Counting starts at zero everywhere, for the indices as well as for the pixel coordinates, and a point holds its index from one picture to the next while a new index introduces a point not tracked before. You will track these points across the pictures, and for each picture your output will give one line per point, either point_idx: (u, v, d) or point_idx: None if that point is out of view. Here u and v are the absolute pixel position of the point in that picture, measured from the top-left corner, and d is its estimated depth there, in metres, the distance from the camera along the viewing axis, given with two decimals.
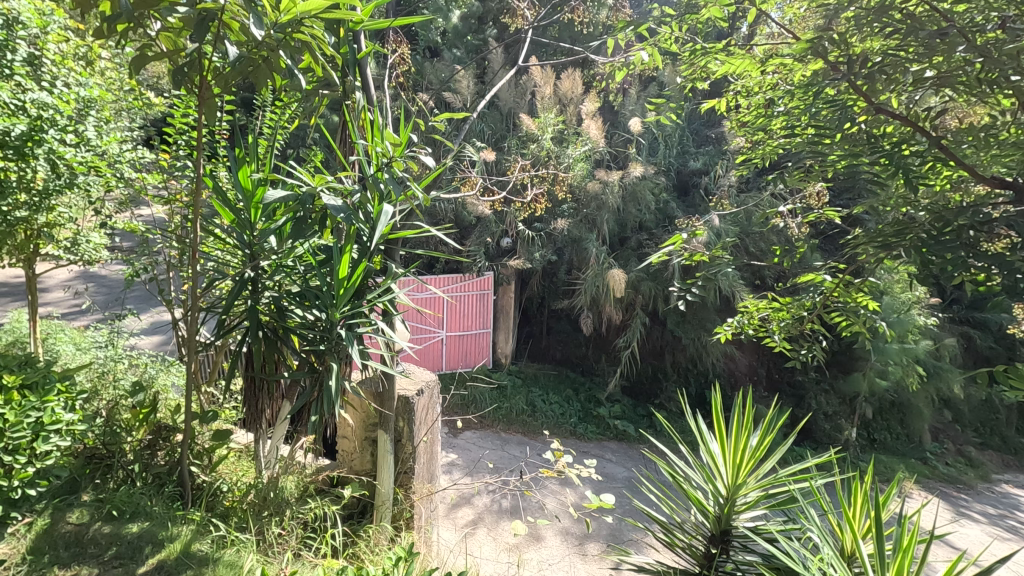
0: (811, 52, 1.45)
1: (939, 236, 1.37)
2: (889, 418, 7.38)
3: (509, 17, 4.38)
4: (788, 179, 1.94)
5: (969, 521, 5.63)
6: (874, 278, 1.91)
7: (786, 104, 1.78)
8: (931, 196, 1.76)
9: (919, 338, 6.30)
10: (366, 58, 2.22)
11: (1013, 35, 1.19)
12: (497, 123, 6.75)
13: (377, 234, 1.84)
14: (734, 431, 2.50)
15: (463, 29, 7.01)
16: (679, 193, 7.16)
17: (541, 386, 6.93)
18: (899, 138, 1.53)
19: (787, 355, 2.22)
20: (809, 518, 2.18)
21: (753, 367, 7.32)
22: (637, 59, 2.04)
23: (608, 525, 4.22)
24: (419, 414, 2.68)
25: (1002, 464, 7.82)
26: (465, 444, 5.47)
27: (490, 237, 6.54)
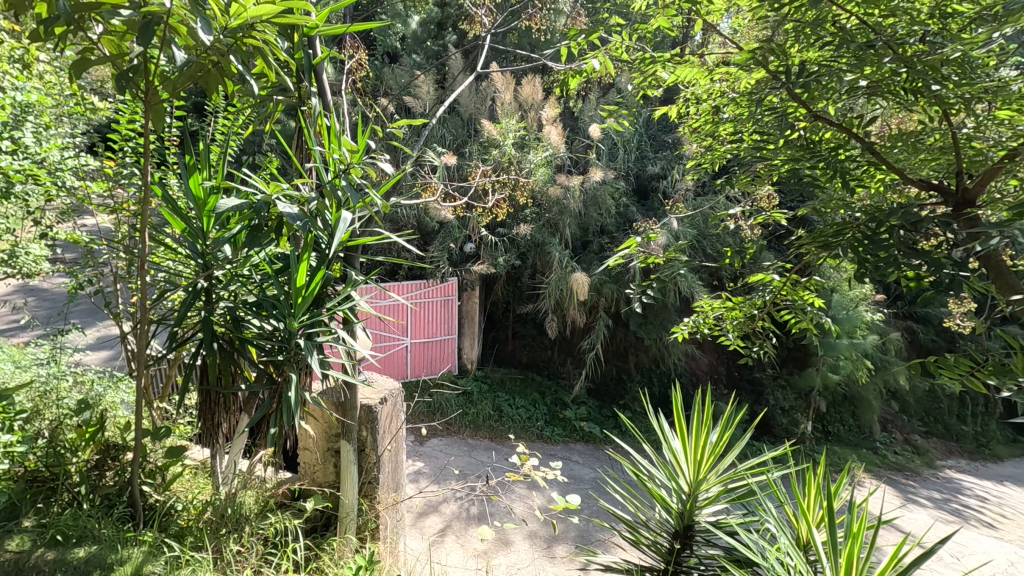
0: (754, 61, 1.51)
1: (875, 235, 1.45)
2: (842, 411, 7.74)
3: (467, 23, 4.40)
4: (738, 183, 2.02)
5: (916, 507, 5.92)
6: (820, 276, 1.99)
7: (732, 111, 1.84)
8: (868, 198, 1.85)
9: (866, 333, 6.60)
10: (322, 63, 2.18)
11: (932, 48, 1.28)
12: (458, 128, 6.77)
13: (336, 242, 1.81)
14: (694, 429, 2.57)
15: (423, 35, 7.02)
16: (639, 197, 7.31)
17: (507, 391, 6.94)
18: (839, 143, 1.61)
19: (741, 353, 2.30)
20: (766, 510, 2.26)
21: (713, 366, 7.66)
22: (590, 68, 2.08)
23: (576, 526, 4.25)
24: (383, 423, 2.65)
25: (946, 451, 8.24)
26: (432, 452, 5.43)
27: (453, 243, 6.55)
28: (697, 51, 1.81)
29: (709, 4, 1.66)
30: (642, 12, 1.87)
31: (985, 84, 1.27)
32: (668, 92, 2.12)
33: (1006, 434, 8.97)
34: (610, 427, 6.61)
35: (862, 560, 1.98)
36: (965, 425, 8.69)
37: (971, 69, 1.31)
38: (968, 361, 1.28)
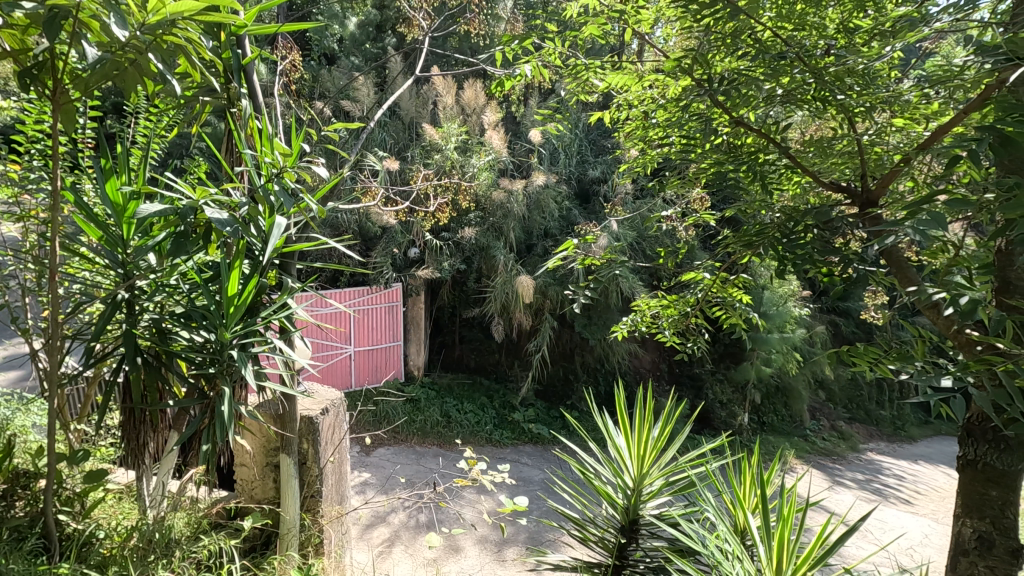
0: (679, 69, 1.58)
1: (793, 234, 1.55)
2: (775, 402, 8.16)
3: (405, 26, 4.37)
4: (669, 186, 2.10)
5: (843, 488, 6.32)
6: (748, 273, 2.10)
7: (659, 116, 1.90)
8: (788, 200, 1.96)
9: (795, 327, 7.00)
10: (253, 63, 2.09)
11: (836, 61, 1.39)
12: (399, 132, 6.69)
13: (270, 249, 1.74)
14: (637, 425, 2.65)
15: (361, 37, 6.90)
16: (581, 201, 7.47)
17: (455, 396, 6.89)
18: (758, 148, 1.71)
19: (677, 349, 2.38)
20: (705, 500, 2.35)
21: (656, 363, 7.91)
22: (522, 73, 2.05)
23: (526, 528, 4.27)
24: (325, 435, 2.59)
25: (867, 435, 8.87)
26: (379, 462, 5.32)
27: (397, 248, 6.47)
28: (627, 58, 1.86)
29: (636, 13, 1.71)
30: (573, 19, 1.90)
31: (881, 94, 1.39)
32: (598, 98, 2.17)
33: (918, 416, 9.75)
34: (558, 427, 6.69)
35: (793, 541, 2.09)
36: (883, 410, 9.38)
37: (872, 79, 1.42)
38: (873, 347, 1.40)
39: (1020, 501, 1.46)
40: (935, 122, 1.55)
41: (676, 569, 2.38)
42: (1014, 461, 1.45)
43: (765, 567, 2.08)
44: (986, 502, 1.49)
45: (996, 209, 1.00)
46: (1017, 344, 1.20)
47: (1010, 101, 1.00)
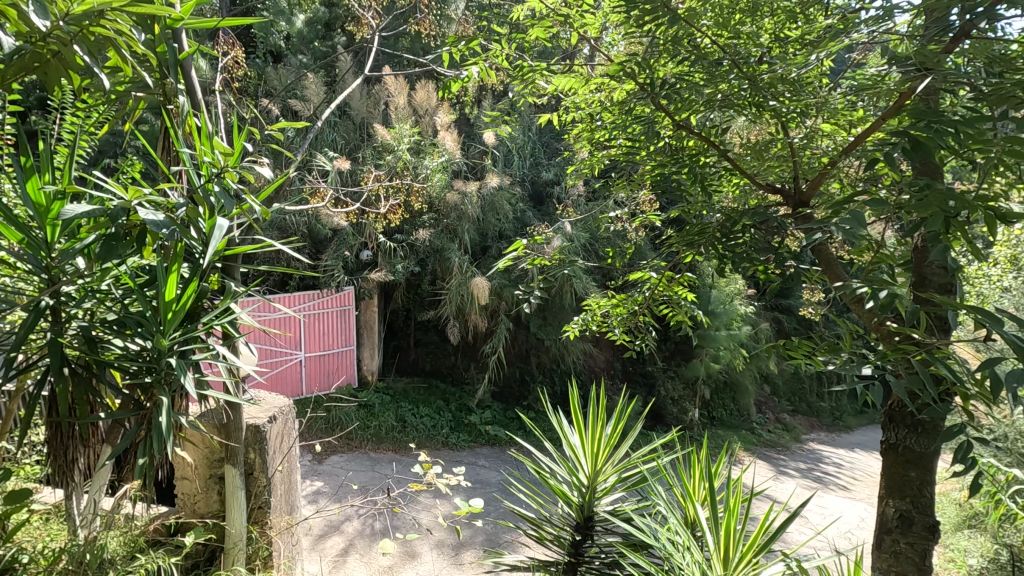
0: (622, 74, 1.62)
1: (732, 234, 1.63)
2: (724, 397, 8.46)
3: (354, 25, 4.29)
4: (616, 188, 2.14)
5: (786, 477, 6.60)
6: (692, 272, 2.17)
7: (605, 119, 1.93)
8: (728, 200, 2.03)
9: (740, 324, 7.28)
10: (191, 58, 1.99)
11: (769, 69, 1.46)
12: (349, 133, 6.56)
13: (211, 252, 1.64)
14: (591, 423, 2.69)
15: (310, 35, 6.70)
16: (535, 202, 7.52)
17: (410, 400, 6.80)
18: (698, 151, 1.79)
19: (627, 348, 2.42)
20: (657, 494, 2.41)
21: (610, 363, 8.03)
22: (469, 75, 2.04)
23: (482, 530, 4.25)
24: (273, 443, 2.51)
25: (809, 426, 9.31)
26: (331, 470, 5.20)
27: (348, 250, 6.35)
28: (573, 61, 1.87)
29: (581, 17, 1.73)
30: (520, 21, 1.90)
31: (810, 99, 1.47)
32: (545, 101, 2.19)
33: (855, 406, 10.30)
34: (515, 428, 6.71)
35: (739, 530, 2.17)
36: (824, 402, 9.86)
37: (802, 85, 1.50)
38: (807, 340, 1.47)
39: (935, 480, 1.55)
40: (861, 126, 1.64)
41: (629, 563, 2.43)
42: (929, 443, 1.53)
43: (713, 556, 2.14)
44: (906, 483, 1.57)
45: (909, 207, 1.08)
46: (930, 334, 1.30)
47: (919, 108, 1.08)
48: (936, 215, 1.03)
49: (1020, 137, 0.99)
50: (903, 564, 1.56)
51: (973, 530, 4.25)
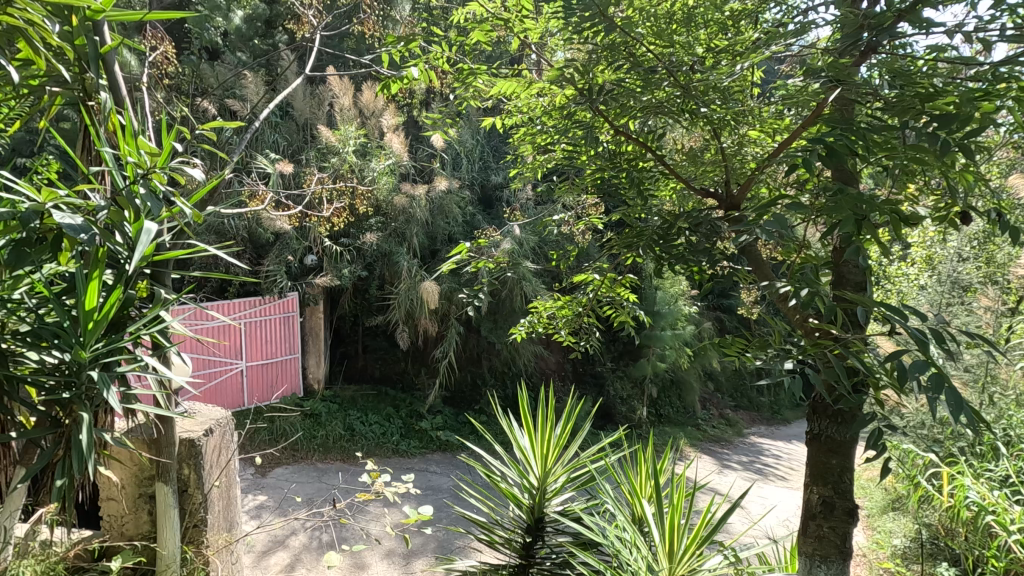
0: (562, 79, 1.64)
1: (668, 236, 1.69)
2: (670, 395, 8.72)
3: (296, 24, 4.18)
4: (559, 191, 2.16)
5: (729, 470, 6.86)
6: (633, 274, 2.22)
7: (544, 123, 1.94)
8: (666, 203, 2.09)
9: (685, 324, 7.53)
10: (113, 52, 1.86)
11: (701, 77, 1.52)
12: (292, 134, 6.35)
13: (137, 257, 1.52)
14: (540, 424, 2.70)
15: (249, 32, 6.45)
16: (484, 206, 7.52)
17: (359, 408, 6.64)
18: (636, 156, 1.84)
19: (572, 349, 2.45)
20: (605, 492, 2.45)
21: (561, 364, 8.16)
22: (409, 77, 1.99)
23: (433, 537, 4.20)
24: (209, 458, 2.39)
25: (750, 421, 9.72)
26: (275, 482, 5.01)
27: (292, 255, 6.15)
28: (516, 67, 1.88)
29: (521, 23, 1.74)
30: (460, 25, 1.89)
31: (737, 107, 1.54)
32: (487, 105, 2.19)
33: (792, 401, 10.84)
34: (466, 432, 6.68)
35: (682, 525, 2.23)
36: (764, 397, 10.33)
37: (731, 94, 1.57)
38: (741, 336, 1.53)
39: (855, 467, 1.65)
40: (785, 133, 1.74)
41: (579, 561, 2.47)
42: (848, 431, 1.62)
43: (659, 551, 2.20)
44: (828, 470, 1.66)
45: (825, 210, 1.16)
46: (849, 329, 1.38)
47: (833, 118, 1.16)
48: (848, 217, 1.11)
49: (919, 146, 1.09)
50: (826, 547, 1.65)
51: (897, 511, 4.54)
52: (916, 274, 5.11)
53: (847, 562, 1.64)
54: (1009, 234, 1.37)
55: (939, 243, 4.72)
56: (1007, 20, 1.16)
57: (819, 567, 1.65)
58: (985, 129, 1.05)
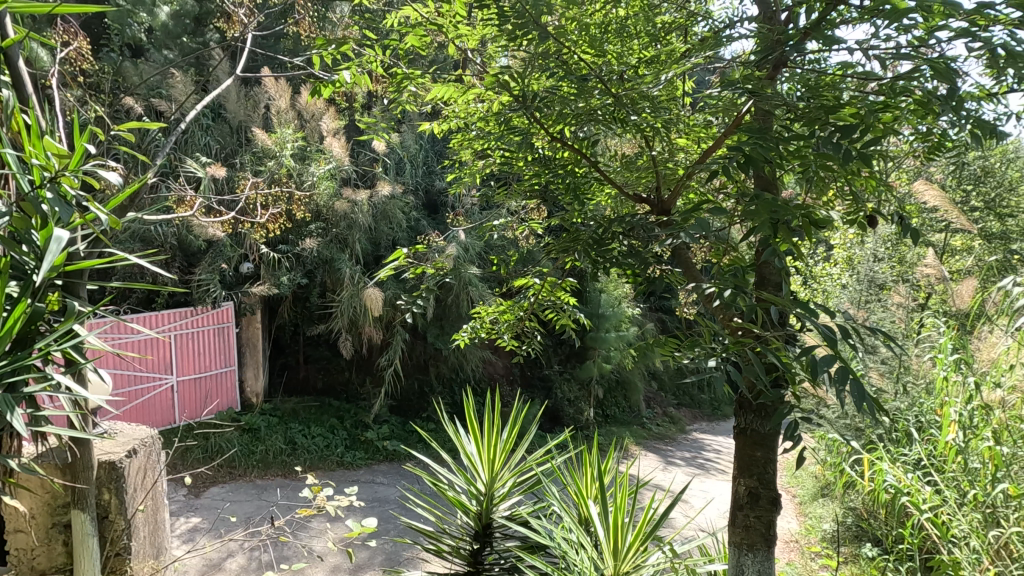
0: (496, 86, 1.65)
1: (603, 241, 1.73)
2: (616, 396, 8.90)
3: (226, 22, 4.02)
4: (497, 197, 2.17)
5: (673, 467, 7.06)
6: (572, 277, 2.25)
7: (480, 129, 1.95)
8: (603, 208, 2.13)
9: (628, 325, 7.71)
10: (15, 46, 1.71)
11: (631, 87, 1.57)
12: (225, 136, 6.09)
13: (47, 267, 1.39)
14: (486, 429, 2.70)
15: (177, 29, 6.12)
16: (429, 211, 7.44)
17: (301, 420, 6.41)
18: (572, 162, 1.88)
19: (515, 353, 2.46)
20: (551, 495, 2.48)
21: (508, 368, 8.19)
22: (341, 80, 1.93)
23: (380, 549, 4.10)
24: (133, 481, 2.23)
25: (692, 418, 10.05)
26: (210, 502, 4.77)
27: (226, 263, 5.89)
28: (452, 72, 1.88)
29: (455, 29, 1.74)
30: (393, 29, 1.87)
31: (666, 115, 1.60)
32: (425, 110, 2.18)
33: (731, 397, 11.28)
34: (414, 441, 6.57)
35: (626, 522, 2.28)
36: (705, 394, 10.71)
37: (659, 103, 1.63)
38: (673, 336, 1.58)
39: (777, 458, 1.73)
40: (713, 141, 1.82)
41: (526, 565, 2.48)
42: (769, 425, 1.70)
43: (604, 550, 2.23)
44: (753, 462, 1.73)
45: (745, 215, 1.22)
46: (771, 326, 1.45)
47: (751, 128, 1.23)
48: (765, 221, 1.18)
49: (827, 153, 1.17)
50: (753, 536, 1.72)
51: (826, 498, 4.81)
52: (839, 274, 5.45)
53: (772, 550, 1.72)
54: (909, 236, 1.48)
55: (859, 245, 5.05)
56: (903, 38, 1.26)
57: (746, 556, 1.72)
58: (882, 139, 1.14)
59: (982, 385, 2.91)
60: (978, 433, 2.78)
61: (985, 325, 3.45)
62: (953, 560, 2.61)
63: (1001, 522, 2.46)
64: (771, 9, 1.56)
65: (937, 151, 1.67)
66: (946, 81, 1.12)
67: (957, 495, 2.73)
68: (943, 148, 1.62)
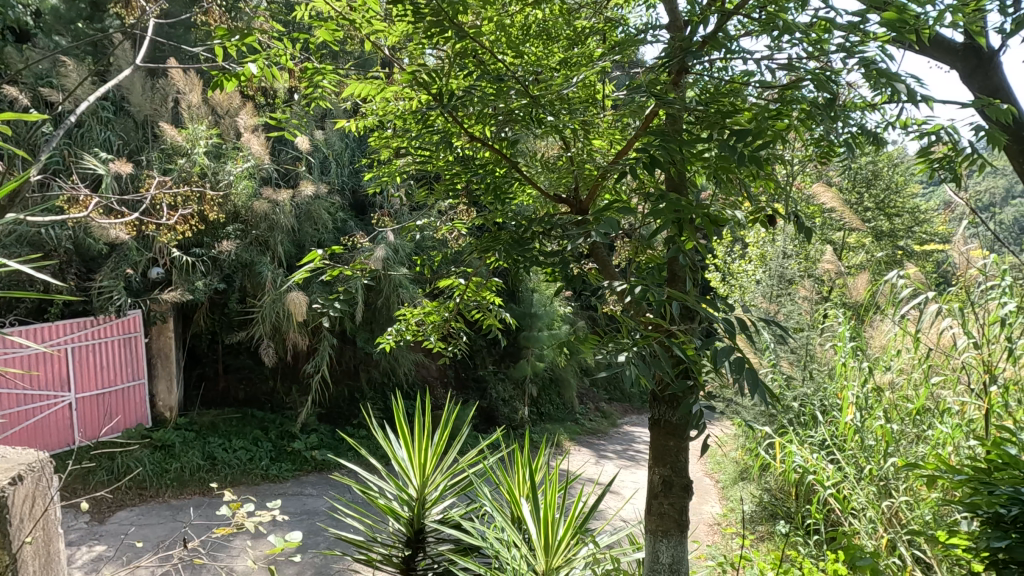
0: (414, 83, 1.63)
1: (524, 240, 1.75)
2: (550, 393, 9.04)
3: (125, 7, 3.71)
4: (418, 196, 2.14)
5: (605, 460, 7.26)
6: (497, 277, 2.25)
7: (397, 126, 1.91)
8: (524, 207, 2.15)
9: (560, 324, 7.85)
10: None
11: (545, 88, 1.60)
12: (129, 132, 5.63)
13: None
14: (416, 434, 2.65)
15: (70, 13, 5.58)
16: (357, 211, 7.24)
17: (220, 433, 6.03)
18: (491, 162, 1.89)
19: (442, 355, 2.44)
20: (483, 496, 2.47)
21: (442, 371, 8.10)
22: (246, 73, 1.82)
23: (308, 564, 3.94)
24: (17, 511, 1.57)
25: (622, 412, 10.36)
26: (116, 528, 4.41)
27: (132, 268, 5.45)
28: (368, 68, 1.83)
29: (368, 24, 1.70)
30: (303, 21, 1.80)
31: (581, 116, 1.64)
32: (342, 107, 2.12)
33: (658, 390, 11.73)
34: (344, 449, 6.37)
35: (556, 517, 2.32)
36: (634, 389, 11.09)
37: (574, 105, 1.66)
38: (594, 333, 1.62)
39: (689, 446, 1.81)
40: (626, 144, 1.88)
41: (459, 568, 2.46)
42: (679, 414, 1.77)
43: (536, 546, 2.26)
44: (667, 451, 1.81)
45: (653, 214, 1.28)
46: (680, 322, 1.53)
47: (656, 131, 1.29)
48: (669, 220, 1.25)
49: (726, 156, 1.24)
50: (667, 522, 1.80)
51: (745, 481, 5.07)
52: (753, 270, 5.79)
53: (685, 533, 1.81)
54: (802, 235, 1.61)
55: (770, 242, 5.38)
56: (792, 50, 1.36)
57: (661, 541, 1.80)
58: (772, 144, 1.23)
59: (875, 369, 3.19)
60: (871, 412, 3.04)
61: (876, 315, 3.79)
62: (853, 530, 2.83)
63: (892, 492, 2.70)
64: (678, 18, 1.64)
65: (828, 157, 1.81)
66: (824, 91, 1.23)
67: (856, 470, 2.96)
68: (834, 155, 1.76)
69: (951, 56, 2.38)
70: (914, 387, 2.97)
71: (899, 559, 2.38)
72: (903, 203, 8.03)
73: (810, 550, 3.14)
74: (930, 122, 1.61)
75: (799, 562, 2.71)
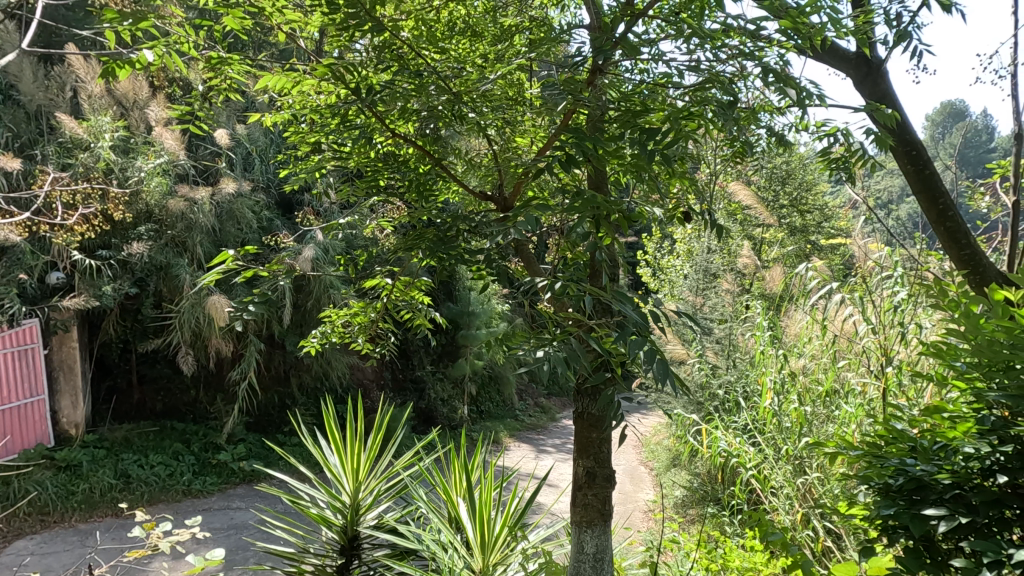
0: (330, 75, 1.52)
1: (448, 237, 1.74)
2: (489, 391, 9.05)
3: None
4: (338, 193, 2.07)
5: (544, 455, 7.35)
6: (426, 276, 2.22)
7: (313, 120, 1.83)
8: (449, 204, 2.13)
9: (499, 322, 7.88)
10: None
11: (468, 86, 1.58)
12: (19, 123, 5.13)
13: None
14: (348, 439, 2.58)
15: None
16: (284, 210, 6.94)
17: (136, 449, 5.61)
18: (413, 159, 1.89)
19: (369, 357, 2.37)
20: (418, 498, 2.44)
21: (379, 373, 7.91)
22: (144, 58, 1.67)
23: None
24: None
25: (561, 407, 10.51)
26: (12, 560, 4.01)
27: (27, 273, 4.96)
28: (282, 58, 1.73)
29: (280, 14, 1.61)
30: (207, 7, 1.68)
31: (503, 113, 1.64)
32: (257, 100, 2.01)
33: None
34: (274, 457, 6.10)
35: (492, 514, 2.31)
36: None
37: (495, 100, 1.65)
38: (522, 330, 1.63)
39: (611, 437, 1.85)
40: (549, 141, 1.90)
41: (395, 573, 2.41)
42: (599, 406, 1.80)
43: (473, 545, 2.25)
44: (590, 443, 1.85)
45: (571, 210, 1.30)
46: (603, 318, 1.57)
47: (573, 128, 1.31)
48: (587, 213, 1.27)
49: (640, 152, 1.28)
50: (591, 513, 1.84)
51: (677, 467, 5.28)
52: (681, 265, 6.05)
53: (608, 522, 1.86)
54: (715, 231, 1.68)
55: (697, 239, 5.64)
56: (701, 53, 1.42)
57: (586, 532, 1.84)
58: (681, 142, 1.27)
59: (789, 356, 3.41)
60: (787, 397, 3.23)
61: (790, 306, 4.05)
62: (772, 508, 3.01)
63: (805, 469, 2.89)
64: (597, 17, 1.67)
65: (741, 157, 1.90)
66: (728, 94, 1.29)
67: (774, 451, 3.14)
68: (747, 154, 1.85)
69: (845, 64, 2.54)
70: (824, 371, 3.20)
71: (811, 533, 2.56)
72: (813, 201, 8.65)
73: (734, 529, 3.32)
74: (829, 125, 1.72)
75: (722, 541, 2.85)
